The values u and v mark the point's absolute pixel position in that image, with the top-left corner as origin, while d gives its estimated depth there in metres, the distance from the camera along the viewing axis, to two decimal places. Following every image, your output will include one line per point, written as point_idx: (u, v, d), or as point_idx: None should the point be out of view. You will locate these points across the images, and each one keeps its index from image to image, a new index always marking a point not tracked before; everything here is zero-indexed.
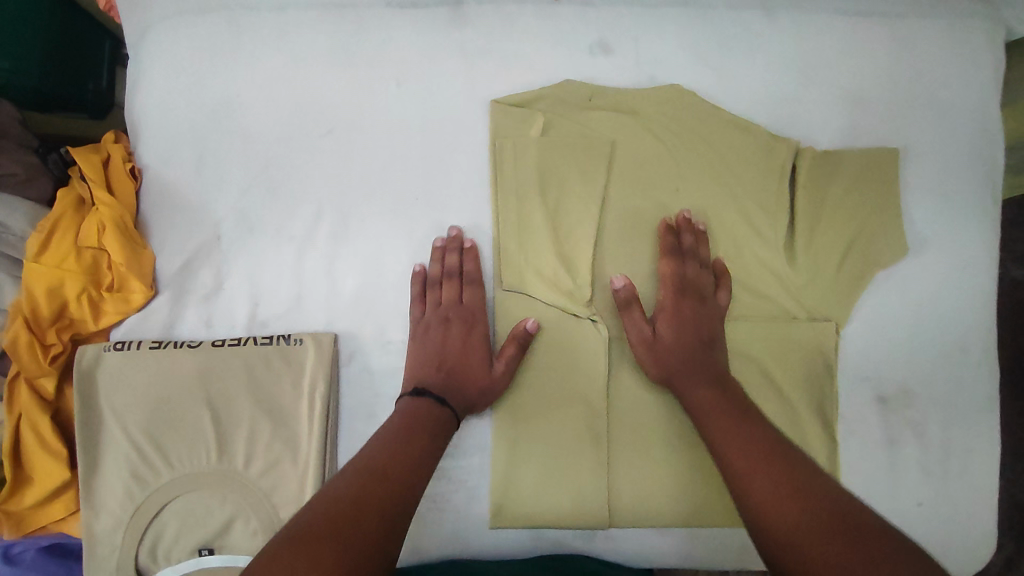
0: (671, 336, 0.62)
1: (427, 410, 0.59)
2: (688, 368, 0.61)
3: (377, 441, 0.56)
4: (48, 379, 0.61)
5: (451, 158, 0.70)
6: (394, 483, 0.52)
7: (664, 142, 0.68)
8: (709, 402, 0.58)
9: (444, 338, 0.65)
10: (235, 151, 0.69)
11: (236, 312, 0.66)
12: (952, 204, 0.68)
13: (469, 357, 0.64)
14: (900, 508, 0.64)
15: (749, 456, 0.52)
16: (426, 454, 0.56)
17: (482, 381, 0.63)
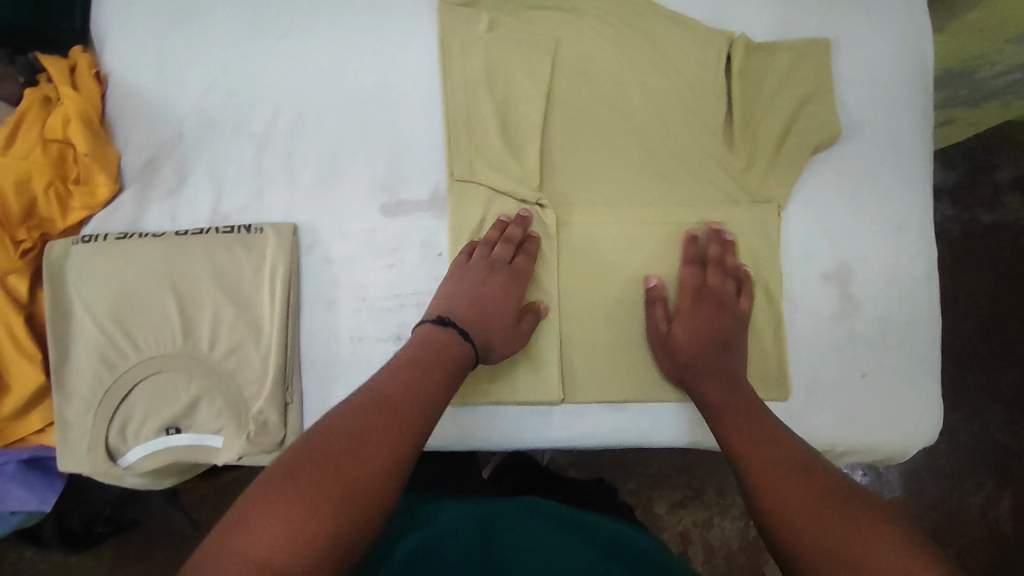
0: (691, 334, 0.65)
1: (453, 350, 0.60)
2: (707, 377, 0.63)
3: (390, 372, 0.56)
4: (19, 277, 0.65)
5: (402, 55, 0.70)
6: (403, 412, 0.52)
7: (606, 39, 0.71)
8: (719, 401, 0.61)
9: (484, 284, 0.64)
10: (194, 54, 0.69)
11: (199, 204, 0.68)
12: (881, 90, 0.73)
13: (498, 299, 0.64)
14: (844, 375, 0.69)
15: (759, 453, 0.54)
16: (436, 385, 0.56)
17: (496, 344, 0.64)
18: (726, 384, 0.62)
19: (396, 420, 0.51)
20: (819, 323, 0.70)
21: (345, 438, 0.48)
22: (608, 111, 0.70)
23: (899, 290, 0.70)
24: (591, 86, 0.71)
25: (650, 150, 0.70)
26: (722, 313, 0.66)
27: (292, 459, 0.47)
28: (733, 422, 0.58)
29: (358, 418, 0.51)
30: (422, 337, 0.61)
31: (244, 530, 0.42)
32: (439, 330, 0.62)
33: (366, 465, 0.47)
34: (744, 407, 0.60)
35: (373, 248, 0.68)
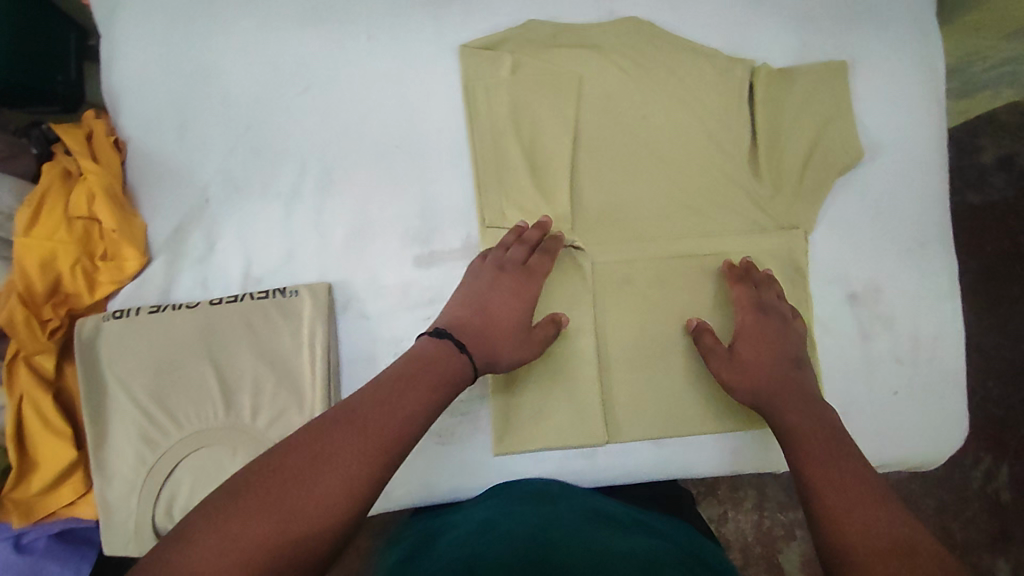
0: (755, 357, 0.63)
1: (450, 360, 0.56)
2: (781, 400, 0.60)
3: (371, 387, 0.51)
4: (47, 356, 0.63)
5: (426, 103, 0.68)
6: (373, 433, 0.47)
7: (630, 73, 0.70)
8: (801, 426, 0.58)
9: (489, 291, 0.62)
10: (213, 115, 0.67)
11: (230, 270, 0.66)
12: (900, 111, 0.73)
13: (504, 304, 0.62)
14: (880, 398, 0.70)
15: (828, 474, 0.52)
16: (423, 404, 0.51)
17: (503, 351, 0.60)
18: (799, 400, 0.60)
19: (359, 438, 0.46)
20: (853, 347, 0.71)
21: (300, 458, 0.44)
22: (636, 147, 0.70)
23: (926, 308, 0.71)
24: (619, 123, 0.70)
25: (681, 184, 0.70)
26: (784, 336, 0.64)
27: (242, 476, 0.43)
28: (819, 449, 0.54)
29: (320, 434, 0.46)
30: (423, 351, 0.56)
31: (180, 554, 0.38)
32: (434, 343, 0.57)
33: (316, 492, 0.42)
34: (832, 432, 0.56)
35: (409, 302, 0.67)
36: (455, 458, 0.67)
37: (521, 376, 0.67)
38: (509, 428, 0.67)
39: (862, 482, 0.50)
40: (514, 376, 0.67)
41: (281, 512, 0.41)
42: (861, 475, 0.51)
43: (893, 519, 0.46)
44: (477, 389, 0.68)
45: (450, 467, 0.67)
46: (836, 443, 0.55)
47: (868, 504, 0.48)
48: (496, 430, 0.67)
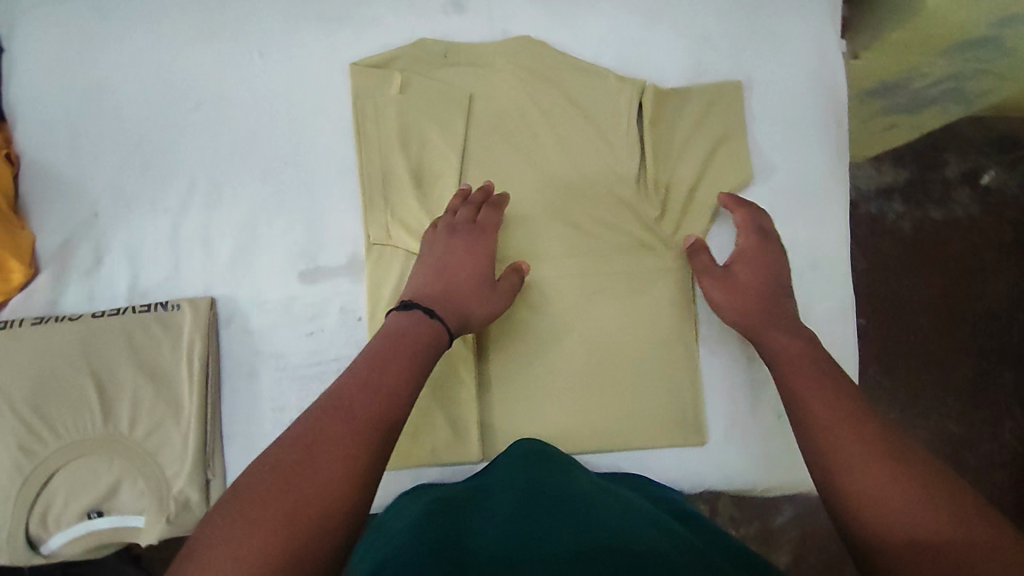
0: (748, 276, 0.66)
1: (421, 323, 0.57)
2: (766, 323, 0.63)
3: (352, 372, 0.51)
4: None
5: (315, 120, 0.69)
6: (361, 414, 0.48)
7: (520, 92, 0.70)
8: (788, 354, 0.59)
9: (448, 256, 0.64)
10: (105, 130, 0.68)
11: (117, 283, 0.67)
12: (796, 132, 0.73)
13: (460, 265, 0.63)
14: (760, 419, 0.71)
15: (823, 404, 0.53)
16: (400, 375, 0.52)
17: (471, 307, 0.62)
18: (784, 335, 0.61)
19: (354, 422, 0.47)
20: (735, 368, 0.72)
21: (292, 452, 0.45)
22: (525, 168, 0.70)
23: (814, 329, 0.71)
24: (508, 142, 0.70)
25: (568, 206, 0.70)
26: (767, 261, 0.67)
27: (243, 478, 0.43)
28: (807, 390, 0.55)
29: (312, 429, 0.46)
30: (397, 324, 0.57)
31: (199, 562, 0.38)
32: (409, 315, 0.58)
33: (316, 478, 0.43)
34: (825, 370, 0.57)
35: (293, 317, 0.68)
36: None
37: None
38: None
39: (861, 411, 0.52)
40: None
41: (293, 502, 0.42)
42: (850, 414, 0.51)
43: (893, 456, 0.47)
44: None
45: None
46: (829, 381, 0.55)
47: (854, 450, 0.48)
48: None
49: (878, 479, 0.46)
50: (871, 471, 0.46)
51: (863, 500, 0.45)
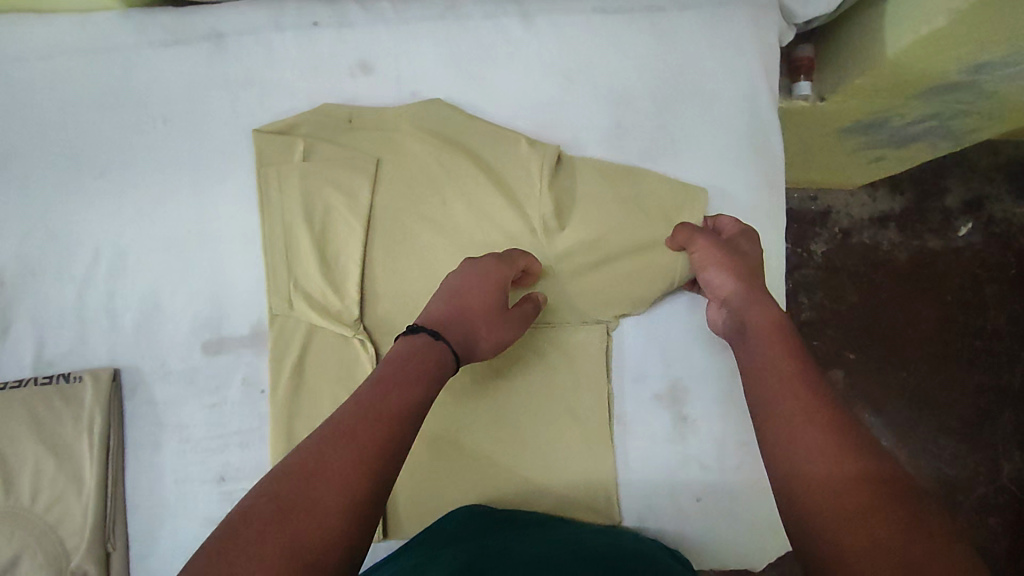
0: (750, 260, 0.63)
1: (434, 353, 0.54)
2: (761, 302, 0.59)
3: (355, 401, 0.48)
4: None
5: (219, 187, 0.68)
6: (367, 436, 0.45)
7: (428, 156, 0.68)
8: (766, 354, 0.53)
9: (471, 281, 0.61)
10: (11, 200, 0.68)
11: (22, 353, 0.67)
12: (722, 195, 0.69)
13: (480, 292, 0.60)
14: (679, 501, 0.68)
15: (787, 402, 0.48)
16: (410, 396, 0.50)
17: (481, 337, 0.59)
18: (766, 310, 0.58)
19: (361, 447, 0.44)
20: (652, 445, 0.69)
21: (290, 484, 0.42)
22: (432, 236, 0.68)
23: (737, 407, 0.68)
24: (416, 210, 0.68)
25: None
26: (754, 245, 0.64)
27: (245, 515, 0.40)
28: (774, 356, 0.52)
29: (312, 454, 0.44)
30: (405, 350, 0.54)
31: None
32: (422, 341, 0.55)
33: (321, 511, 0.41)
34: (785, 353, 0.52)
35: (196, 388, 0.67)
36: None
37: None
38: None
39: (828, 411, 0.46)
40: None
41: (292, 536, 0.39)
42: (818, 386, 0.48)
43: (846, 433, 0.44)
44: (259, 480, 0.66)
45: None
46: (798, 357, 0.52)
47: (814, 422, 0.46)
48: None
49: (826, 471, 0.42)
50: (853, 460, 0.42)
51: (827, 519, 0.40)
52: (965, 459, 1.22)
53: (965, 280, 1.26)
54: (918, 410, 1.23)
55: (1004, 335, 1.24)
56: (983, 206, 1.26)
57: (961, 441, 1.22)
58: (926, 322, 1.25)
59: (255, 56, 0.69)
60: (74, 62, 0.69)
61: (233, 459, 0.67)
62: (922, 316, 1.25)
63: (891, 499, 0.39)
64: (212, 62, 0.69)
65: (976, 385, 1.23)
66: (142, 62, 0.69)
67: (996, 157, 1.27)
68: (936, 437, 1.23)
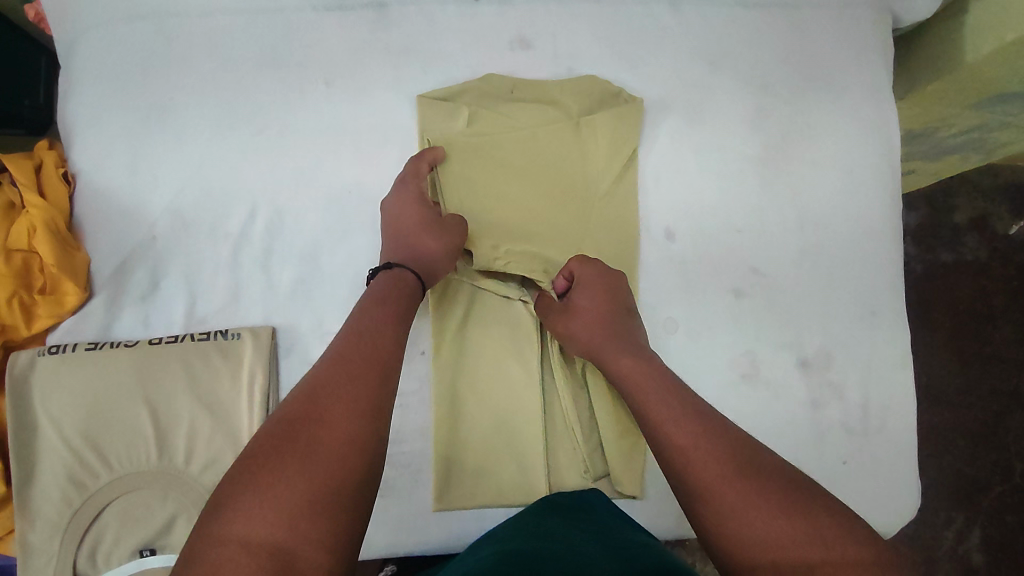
0: (586, 307, 0.63)
1: (394, 279, 0.59)
2: (606, 347, 0.61)
3: (348, 330, 0.52)
4: None
5: (381, 151, 0.69)
6: (358, 355, 0.50)
7: (569, 128, 0.70)
8: (634, 370, 0.59)
9: (397, 211, 0.64)
10: (165, 151, 0.68)
11: (173, 309, 0.66)
12: (853, 175, 0.74)
13: (409, 215, 0.63)
14: (828, 466, 0.69)
15: (670, 405, 0.54)
16: (387, 323, 0.54)
17: (428, 255, 0.62)
18: (626, 357, 0.60)
19: (352, 379, 0.48)
20: (801, 410, 0.70)
21: (295, 407, 0.46)
22: (508, 198, 0.69)
23: (879, 375, 0.71)
24: (549, 181, 0.70)
25: (514, 236, 0.68)
26: (611, 292, 0.64)
27: (256, 441, 0.44)
28: (654, 395, 0.56)
29: (311, 384, 0.48)
30: (376, 286, 0.58)
31: (222, 519, 0.40)
32: (385, 276, 0.59)
33: (328, 438, 0.44)
34: (655, 369, 0.58)
35: None
36: (393, 513, 0.64)
37: (463, 428, 0.66)
38: (450, 482, 0.65)
39: (702, 416, 0.53)
40: (457, 430, 0.66)
41: (302, 463, 0.43)
42: (687, 407, 0.54)
43: (742, 454, 0.49)
44: (420, 442, 0.65)
45: (387, 521, 0.64)
46: (666, 386, 0.56)
47: (697, 429, 0.51)
48: (436, 485, 0.65)
49: (725, 488, 0.47)
50: (738, 472, 0.48)
51: (728, 524, 0.46)
52: (982, 458, 1.19)
53: (975, 291, 1.22)
54: (934, 411, 1.20)
55: (1011, 342, 1.21)
56: (986, 222, 1.24)
57: (977, 440, 1.19)
58: (939, 329, 1.22)
59: (418, 28, 0.71)
60: (240, 22, 0.70)
61: (398, 421, 0.66)
62: (932, 323, 1.23)
63: (790, 507, 0.46)
64: (376, 30, 0.71)
65: (990, 389, 1.20)
66: (306, 27, 0.70)
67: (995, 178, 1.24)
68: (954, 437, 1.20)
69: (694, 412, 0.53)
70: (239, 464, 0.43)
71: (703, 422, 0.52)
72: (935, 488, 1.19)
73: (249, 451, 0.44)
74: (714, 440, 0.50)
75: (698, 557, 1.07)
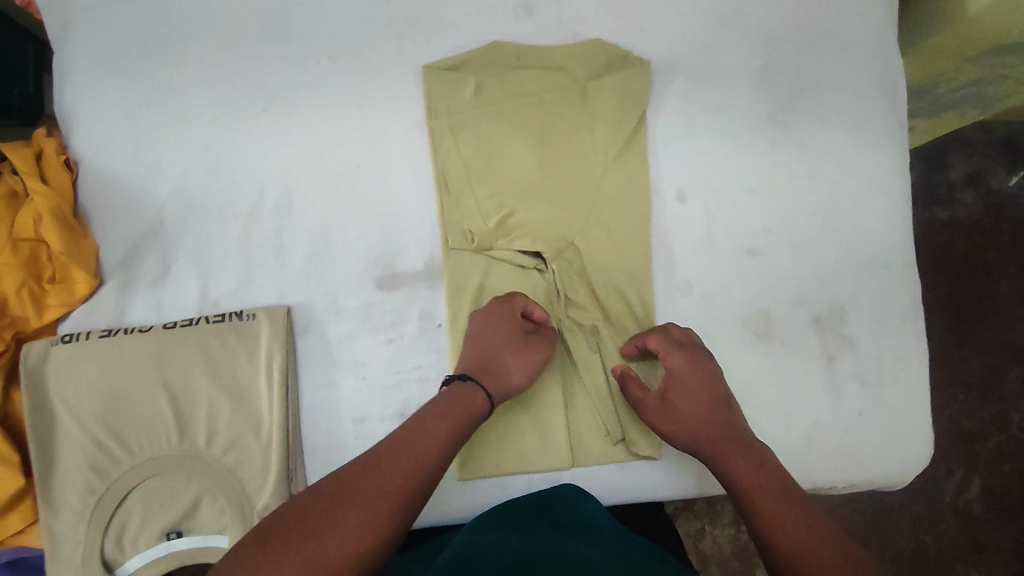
0: (686, 410, 0.62)
1: (466, 395, 0.57)
2: (715, 453, 0.59)
3: (402, 433, 0.53)
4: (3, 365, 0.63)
5: (388, 125, 0.68)
6: (392, 469, 0.50)
7: (578, 94, 0.69)
8: (747, 479, 0.56)
9: (486, 328, 0.63)
10: (168, 133, 0.66)
11: (185, 293, 0.65)
12: (862, 130, 0.74)
13: (501, 332, 0.62)
14: (844, 419, 0.70)
15: (786, 518, 0.52)
16: (439, 435, 0.53)
17: (511, 385, 0.61)
18: (738, 463, 0.58)
19: (376, 490, 0.48)
20: (816, 365, 0.71)
21: (317, 500, 0.47)
22: (512, 164, 0.68)
23: (892, 327, 0.72)
24: (558, 148, 0.68)
25: (513, 201, 0.67)
26: (712, 394, 0.62)
27: (273, 526, 0.45)
28: (766, 502, 0.54)
29: (340, 481, 0.48)
30: (445, 395, 0.57)
31: None
32: (459, 388, 0.58)
33: (333, 539, 0.44)
34: (765, 468, 0.57)
35: (371, 326, 0.66)
36: None
37: None
38: (473, 451, 0.66)
39: (825, 536, 0.51)
40: None
41: (299, 558, 0.43)
42: (805, 524, 0.52)
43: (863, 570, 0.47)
44: None
45: None
46: (777, 498, 0.54)
47: (823, 551, 0.49)
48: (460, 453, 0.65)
49: None
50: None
51: None
52: (981, 412, 1.20)
53: (973, 249, 1.23)
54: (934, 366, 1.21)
55: (1007, 296, 1.22)
56: (984, 179, 1.24)
57: (976, 393, 1.20)
58: (937, 287, 1.22)
59: None
60: None
61: (417, 394, 0.66)
62: (932, 280, 1.22)
63: None
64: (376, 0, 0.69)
65: (987, 344, 1.21)
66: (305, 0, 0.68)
67: (990, 135, 1.24)
68: (952, 393, 1.21)
69: (819, 535, 0.51)
70: (247, 542, 0.44)
71: (830, 545, 0.50)
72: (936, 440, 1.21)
73: (262, 531, 0.45)
74: (840, 558, 0.48)
75: (705, 521, 1.09)
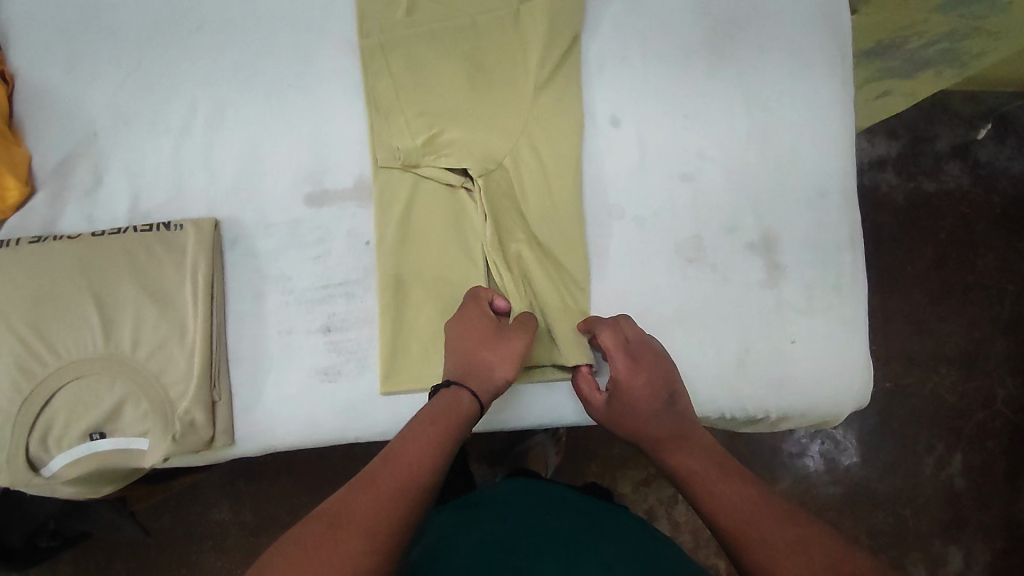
0: (630, 412, 0.59)
1: (454, 400, 0.55)
2: (660, 448, 0.57)
3: (391, 450, 0.51)
4: None
5: (320, 44, 0.69)
6: (384, 487, 0.47)
7: (510, 15, 0.69)
8: (693, 469, 0.54)
9: (461, 331, 0.60)
10: (101, 49, 0.67)
11: (117, 204, 0.66)
12: (802, 57, 0.73)
13: (477, 329, 0.60)
14: (776, 345, 0.70)
15: (732, 501, 0.50)
16: (430, 447, 0.51)
17: (500, 378, 0.58)
18: (688, 456, 0.55)
19: (371, 512, 0.45)
20: (748, 291, 0.70)
21: (312, 529, 0.44)
22: (442, 85, 0.68)
23: (827, 254, 0.71)
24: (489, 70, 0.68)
25: (441, 121, 0.67)
26: (660, 387, 0.59)
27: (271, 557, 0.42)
28: (711, 489, 0.52)
29: (334, 507, 0.46)
30: (428, 406, 0.55)
31: None
32: (443, 397, 0.56)
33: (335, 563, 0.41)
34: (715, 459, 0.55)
35: (299, 241, 0.67)
36: (342, 395, 0.66)
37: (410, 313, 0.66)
38: (397, 364, 0.65)
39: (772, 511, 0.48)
40: (403, 315, 0.66)
41: None
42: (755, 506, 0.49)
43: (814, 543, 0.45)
44: (367, 328, 0.67)
45: (336, 404, 0.66)
46: (722, 476, 0.53)
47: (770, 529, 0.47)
48: (383, 367, 0.65)
49: None
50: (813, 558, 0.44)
51: None
52: (965, 387, 1.13)
53: (957, 221, 1.17)
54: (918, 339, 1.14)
55: (991, 269, 1.16)
56: (970, 151, 1.18)
57: (959, 367, 1.13)
58: (921, 257, 1.16)
59: None
60: None
61: (345, 308, 0.67)
62: (913, 249, 1.17)
63: None
64: None
65: (971, 319, 1.15)
66: None
67: (979, 105, 1.19)
68: (935, 365, 1.14)
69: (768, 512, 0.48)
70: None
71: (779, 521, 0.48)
72: (918, 415, 1.13)
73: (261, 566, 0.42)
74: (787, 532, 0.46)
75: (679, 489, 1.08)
